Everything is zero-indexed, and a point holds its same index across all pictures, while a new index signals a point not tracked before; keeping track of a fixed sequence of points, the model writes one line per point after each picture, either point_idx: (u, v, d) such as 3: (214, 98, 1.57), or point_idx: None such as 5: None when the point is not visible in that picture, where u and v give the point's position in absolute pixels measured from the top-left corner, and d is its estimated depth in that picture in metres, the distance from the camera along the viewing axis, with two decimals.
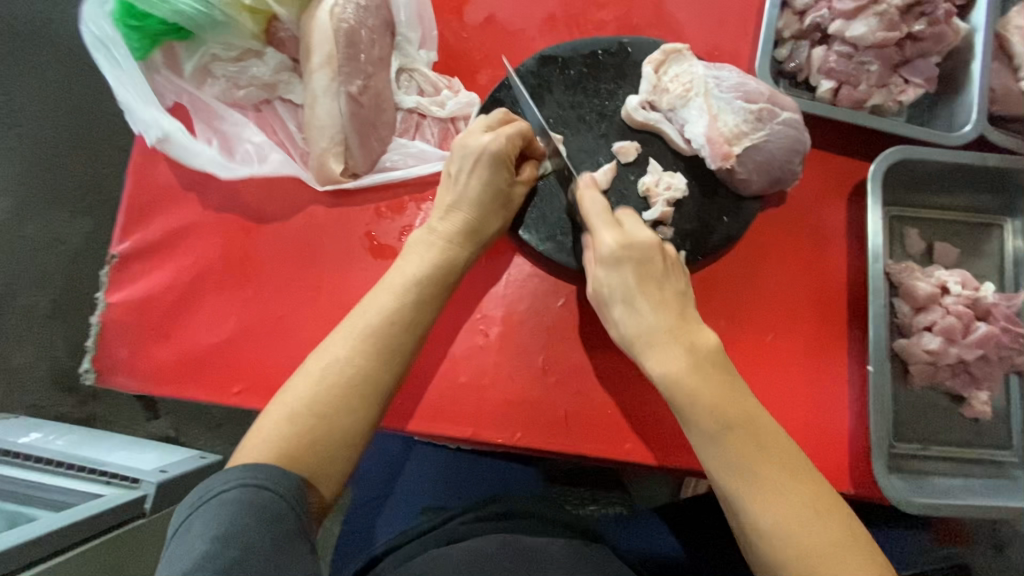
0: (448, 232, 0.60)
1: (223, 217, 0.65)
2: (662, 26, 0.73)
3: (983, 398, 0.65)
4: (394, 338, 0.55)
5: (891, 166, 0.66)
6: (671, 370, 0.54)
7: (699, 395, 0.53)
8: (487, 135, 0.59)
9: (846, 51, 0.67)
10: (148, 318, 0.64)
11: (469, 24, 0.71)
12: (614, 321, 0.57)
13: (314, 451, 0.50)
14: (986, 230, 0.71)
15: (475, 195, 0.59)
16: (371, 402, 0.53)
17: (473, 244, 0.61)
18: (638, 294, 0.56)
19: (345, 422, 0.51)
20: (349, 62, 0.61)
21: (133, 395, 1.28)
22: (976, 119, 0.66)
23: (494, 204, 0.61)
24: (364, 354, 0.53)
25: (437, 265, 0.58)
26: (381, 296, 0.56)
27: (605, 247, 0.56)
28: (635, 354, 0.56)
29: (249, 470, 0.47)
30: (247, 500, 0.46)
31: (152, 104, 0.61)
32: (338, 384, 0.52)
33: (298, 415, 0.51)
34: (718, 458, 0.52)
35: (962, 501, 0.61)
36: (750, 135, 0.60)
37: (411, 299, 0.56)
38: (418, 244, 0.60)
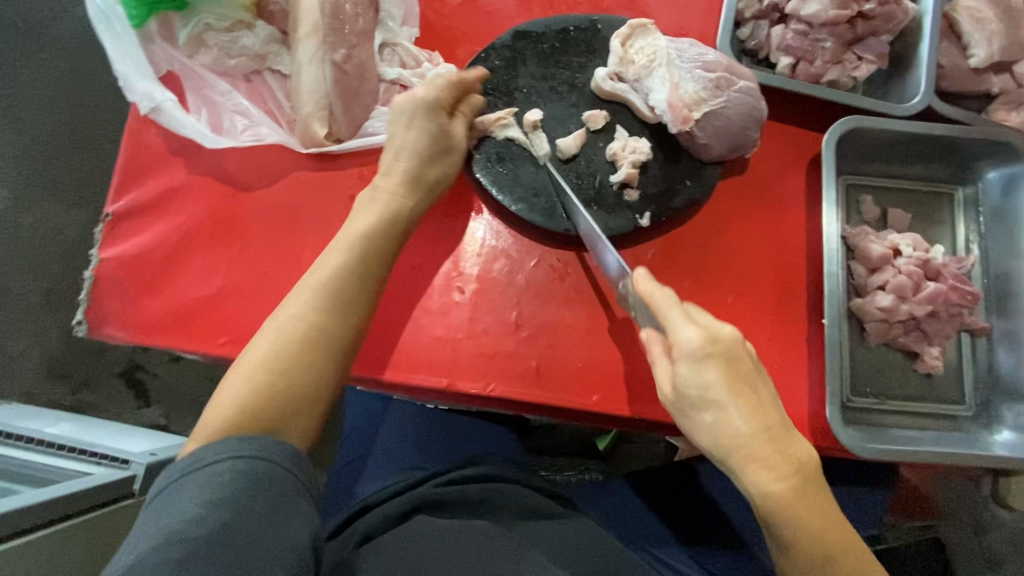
0: (391, 187, 0.64)
1: (212, 180, 0.69)
2: (631, 8, 0.77)
3: (934, 353, 0.68)
4: (344, 295, 0.58)
5: (845, 136, 0.70)
6: (771, 487, 0.53)
7: (805, 518, 0.53)
8: (416, 88, 0.64)
9: (802, 29, 0.72)
10: (140, 275, 0.67)
11: (448, 3, 0.75)
12: (697, 427, 0.55)
13: (271, 405, 0.53)
14: (938, 199, 0.75)
15: (413, 145, 0.64)
16: (328, 354, 0.57)
17: (419, 193, 0.64)
18: (733, 401, 0.53)
19: (298, 375, 0.55)
20: (334, 32, 0.66)
21: (124, 383, 1.30)
22: (925, 91, 0.71)
23: (433, 154, 0.64)
24: (320, 309, 0.57)
25: (386, 222, 0.62)
26: (329, 260, 0.60)
27: (693, 346, 0.54)
28: (733, 467, 0.54)
29: (243, 441, 0.50)
30: (242, 467, 0.49)
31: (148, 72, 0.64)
32: (292, 338, 0.56)
33: (254, 373, 0.54)
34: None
35: (915, 448, 0.64)
36: (708, 102, 0.64)
37: (359, 255, 0.60)
38: (365, 200, 0.64)
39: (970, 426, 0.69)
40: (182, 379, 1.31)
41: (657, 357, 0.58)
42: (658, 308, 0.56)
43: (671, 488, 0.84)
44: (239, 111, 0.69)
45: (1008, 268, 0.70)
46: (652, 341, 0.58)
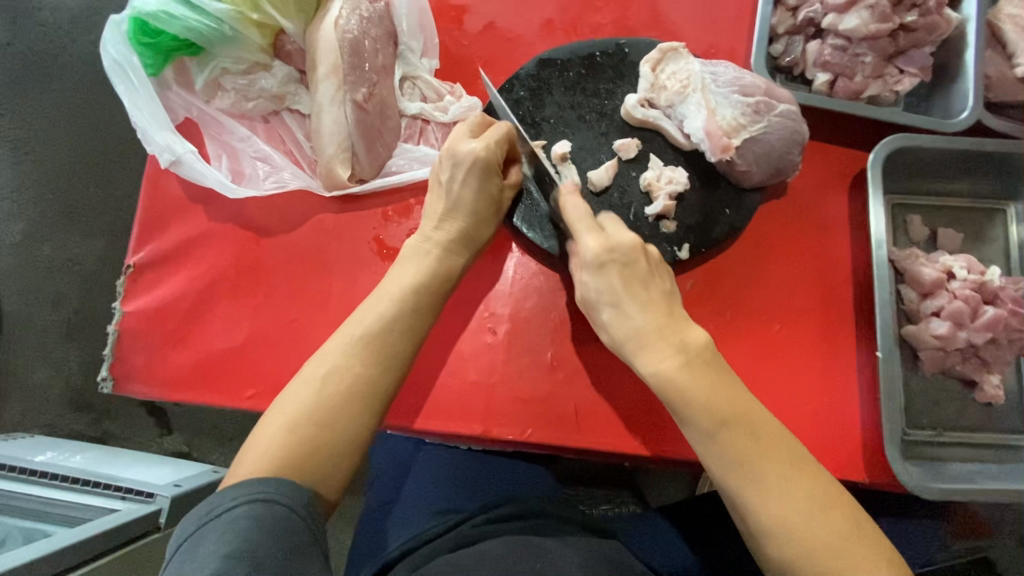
0: (443, 240, 0.60)
1: (234, 226, 0.67)
2: (658, 26, 0.74)
3: (995, 382, 0.65)
4: (388, 347, 0.55)
5: (891, 154, 0.66)
6: (663, 372, 0.52)
7: (695, 395, 0.50)
8: (476, 141, 0.59)
9: (841, 44, 0.68)
10: (163, 326, 0.65)
11: (468, 32, 0.73)
12: (602, 325, 0.56)
13: (318, 456, 0.50)
14: (990, 215, 0.71)
15: (470, 203, 0.60)
16: (367, 410, 0.53)
17: (468, 249, 0.62)
18: (622, 294, 0.54)
19: (344, 426, 0.52)
20: (354, 71, 0.64)
21: (145, 412, 1.29)
22: (973, 106, 0.67)
23: (486, 211, 0.61)
24: (365, 361, 0.54)
25: (432, 271, 0.59)
26: (371, 308, 0.57)
27: (589, 252, 0.54)
28: (627, 355, 0.54)
29: (263, 484, 0.47)
30: (262, 513, 0.45)
31: (166, 125, 0.62)
32: (337, 394, 0.52)
33: (297, 428, 0.50)
34: (722, 474, 0.50)
35: (981, 486, 0.61)
36: (748, 128, 0.61)
37: (405, 302, 0.57)
38: (413, 252, 0.60)
39: None
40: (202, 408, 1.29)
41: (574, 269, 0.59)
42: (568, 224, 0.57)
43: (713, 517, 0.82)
44: (260, 156, 0.67)
45: None
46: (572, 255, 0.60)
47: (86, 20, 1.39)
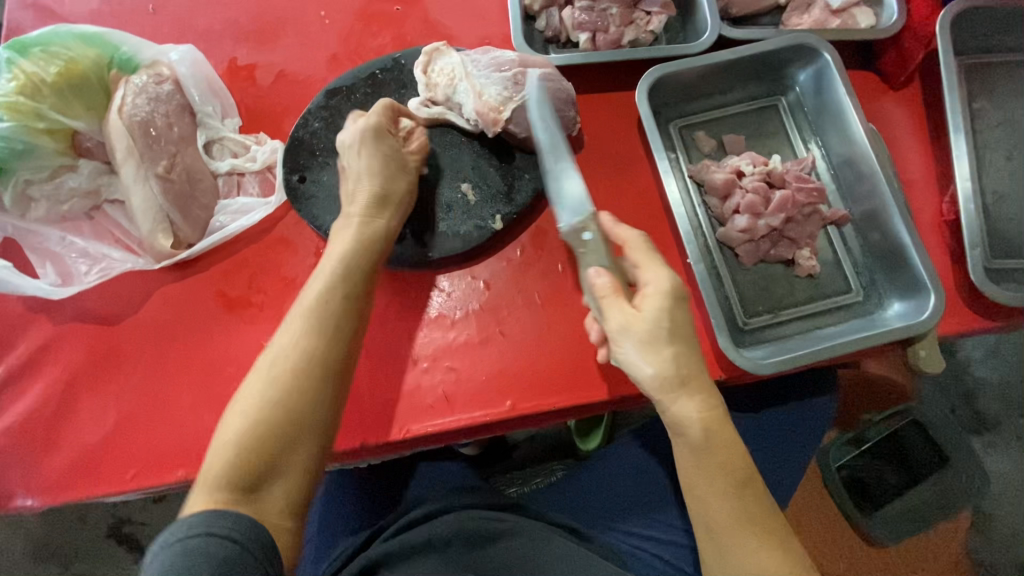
0: (362, 209, 0.64)
1: (82, 322, 0.69)
2: (433, 33, 0.81)
3: (806, 255, 0.71)
4: (330, 317, 0.58)
5: (656, 84, 0.73)
6: (699, 415, 0.55)
7: (724, 449, 0.56)
8: (360, 120, 0.66)
9: (587, 5, 0.76)
10: (31, 437, 0.66)
11: (262, 85, 0.78)
12: (646, 351, 0.55)
13: (275, 438, 0.53)
14: (767, 111, 0.78)
15: (371, 166, 0.64)
16: (319, 381, 0.56)
17: (389, 209, 0.65)
18: (676, 339, 0.56)
19: (308, 407, 0.54)
20: (149, 148, 0.68)
21: (114, 541, 1.24)
22: (712, 24, 0.74)
23: (394, 168, 0.66)
24: (317, 335, 0.57)
25: (365, 241, 0.63)
26: (313, 292, 0.59)
27: (665, 282, 0.57)
28: (670, 395, 0.56)
29: (217, 516, 0.48)
30: (217, 551, 0.46)
31: None
32: (304, 353, 0.56)
33: (271, 380, 0.55)
34: (718, 512, 0.56)
35: (819, 347, 0.66)
36: (514, 98, 0.68)
37: (335, 279, 0.60)
38: (339, 230, 0.64)
39: (861, 309, 0.72)
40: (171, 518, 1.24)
41: (609, 308, 0.56)
42: (631, 251, 0.60)
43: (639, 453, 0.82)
44: (88, 250, 0.70)
45: (844, 155, 0.74)
46: (598, 283, 0.57)
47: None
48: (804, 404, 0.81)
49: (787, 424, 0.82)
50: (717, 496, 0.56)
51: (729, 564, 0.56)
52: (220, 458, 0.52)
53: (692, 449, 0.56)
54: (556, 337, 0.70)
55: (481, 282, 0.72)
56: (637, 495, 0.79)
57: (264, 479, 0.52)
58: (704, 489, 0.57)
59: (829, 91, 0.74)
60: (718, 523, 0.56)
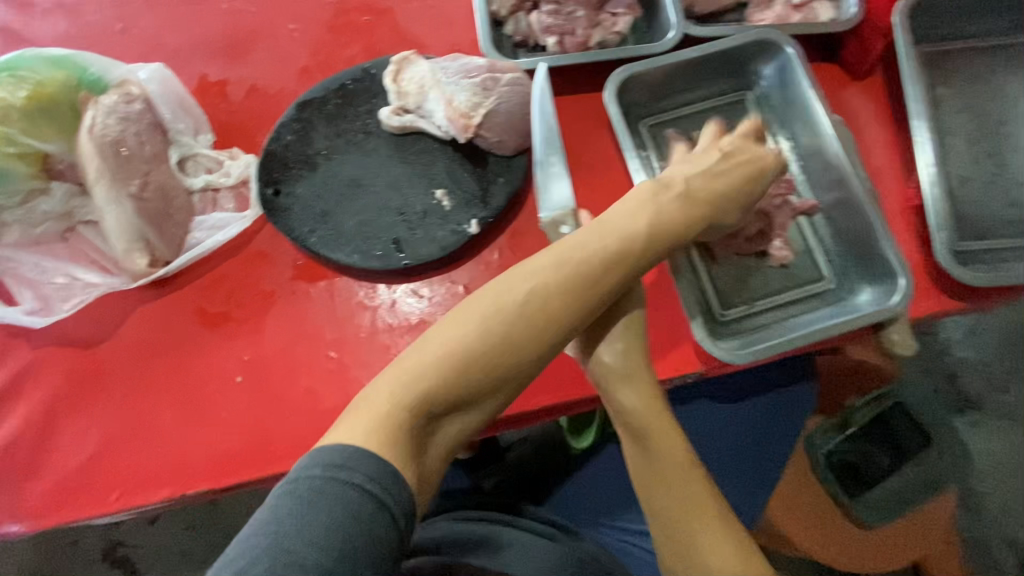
0: (654, 224, 0.59)
1: (61, 345, 0.69)
2: (403, 41, 0.81)
3: (778, 245, 0.72)
4: (541, 312, 0.53)
5: (626, 84, 0.74)
6: (638, 404, 0.59)
7: (660, 438, 0.58)
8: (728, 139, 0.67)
9: (553, 10, 0.77)
10: (13, 463, 0.66)
11: (234, 99, 0.78)
12: (601, 344, 0.61)
13: (438, 389, 0.50)
14: (735, 106, 0.80)
15: (691, 194, 0.62)
16: (483, 368, 0.52)
17: (655, 247, 0.59)
18: (630, 336, 0.61)
19: (452, 392, 0.51)
20: (121, 168, 0.68)
21: (108, 565, 1.23)
22: (676, 23, 0.76)
23: (695, 212, 0.62)
24: (493, 331, 0.52)
25: (585, 266, 0.55)
26: (585, 236, 0.57)
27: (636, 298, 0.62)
28: (608, 386, 0.61)
29: (374, 463, 0.44)
30: (363, 508, 0.42)
31: None
32: (514, 313, 0.53)
33: (477, 334, 0.52)
34: (664, 499, 0.57)
35: (794, 335, 0.67)
36: (482, 104, 0.68)
37: (564, 270, 0.55)
38: (632, 204, 0.60)
39: (834, 296, 0.73)
40: (166, 537, 1.23)
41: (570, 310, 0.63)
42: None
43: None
44: (65, 273, 0.69)
45: (812, 145, 0.75)
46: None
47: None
48: (783, 395, 0.83)
49: (770, 414, 0.83)
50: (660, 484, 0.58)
51: (678, 549, 0.57)
52: (410, 380, 0.50)
53: (630, 433, 0.60)
54: None
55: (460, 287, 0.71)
56: (618, 493, 0.82)
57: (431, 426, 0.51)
58: (651, 480, 0.58)
59: (794, 83, 0.75)
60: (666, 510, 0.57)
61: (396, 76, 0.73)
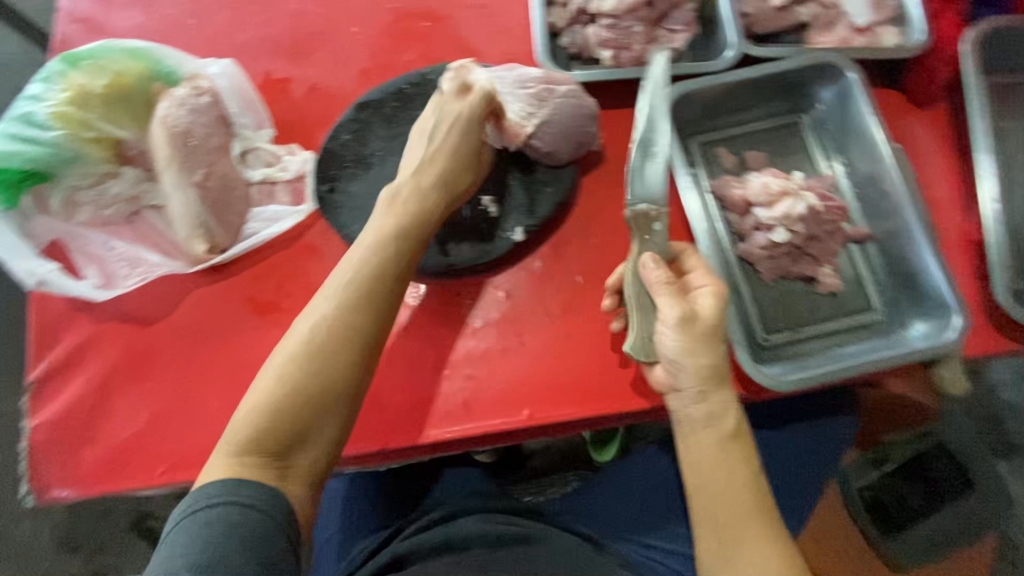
0: (425, 182, 0.66)
1: (120, 321, 0.72)
2: (459, 48, 0.83)
3: (827, 272, 0.71)
4: (351, 340, 0.58)
5: (679, 102, 0.74)
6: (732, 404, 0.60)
7: (742, 438, 0.60)
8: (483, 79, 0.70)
9: (611, 22, 0.77)
10: (69, 430, 0.69)
11: (295, 97, 0.81)
12: (703, 344, 0.59)
13: (303, 409, 0.55)
14: (789, 128, 0.78)
15: (449, 150, 0.67)
16: (345, 365, 0.57)
17: (450, 195, 0.67)
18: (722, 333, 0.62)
19: (339, 383, 0.57)
20: (189, 157, 0.71)
21: (138, 535, 1.28)
22: (734, 43, 0.75)
23: (465, 163, 0.68)
24: (353, 313, 0.59)
25: (409, 220, 0.64)
26: (360, 253, 0.62)
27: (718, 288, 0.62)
28: (714, 388, 0.60)
29: (234, 486, 0.52)
30: (230, 517, 0.50)
31: (28, 254, 0.69)
32: (341, 336, 0.58)
33: (299, 361, 0.56)
34: (736, 501, 0.58)
35: (839, 365, 0.66)
36: (536, 115, 0.69)
37: (343, 301, 0.59)
38: (384, 208, 0.65)
39: (884, 328, 0.71)
40: None
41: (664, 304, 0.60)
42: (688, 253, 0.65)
43: (655, 469, 0.82)
44: (127, 253, 0.73)
45: (868, 173, 0.74)
46: (654, 276, 0.60)
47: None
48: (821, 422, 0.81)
49: (805, 442, 0.81)
50: (733, 487, 0.59)
51: (740, 554, 0.57)
52: (243, 425, 0.55)
53: (713, 434, 0.60)
54: (573, 348, 0.71)
55: (500, 292, 0.73)
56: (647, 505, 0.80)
57: (301, 441, 0.55)
58: (720, 480, 0.59)
59: (853, 108, 0.74)
60: (733, 511, 0.58)
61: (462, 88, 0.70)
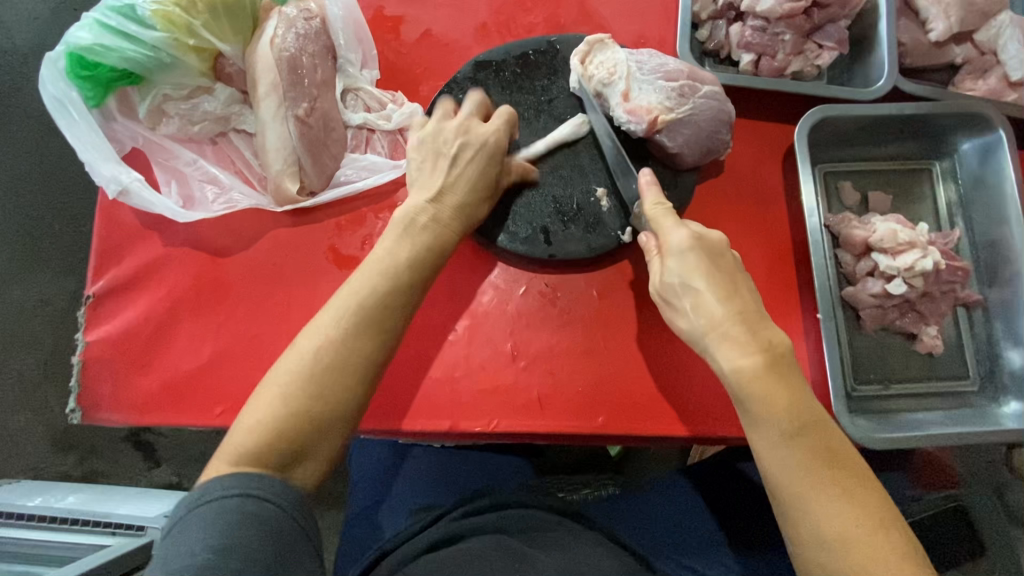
0: (441, 215, 0.61)
1: (191, 248, 0.68)
2: (588, 20, 0.77)
3: (933, 332, 0.68)
4: (354, 359, 0.54)
5: (815, 126, 0.70)
6: (737, 362, 0.52)
7: (767, 395, 0.51)
8: (485, 128, 0.63)
9: (760, 24, 0.71)
10: (126, 352, 0.66)
11: (406, 40, 0.75)
12: (692, 305, 0.54)
13: (306, 429, 0.52)
14: (917, 174, 0.74)
15: (469, 182, 0.62)
16: (350, 384, 0.54)
17: (462, 229, 0.62)
18: (715, 282, 0.54)
19: (342, 403, 0.53)
20: (293, 87, 0.65)
21: (131, 445, 1.20)
22: (888, 73, 0.70)
23: (482, 195, 0.63)
24: (355, 335, 0.55)
25: (426, 252, 0.59)
26: (363, 278, 0.57)
27: (678, 241, 0.56)
28: (708, 349, 0.54)
29: (249, 479, 0.49)
30: (244, 509, 0.47)
31: (110, 160, 0.63)
32: (341, 362, 0.54)
33: (289, 394, 0.52)
34: (773, 462, 0.51)
35: (926, 431, 0.64)
36: (676, 110, 0.64)
37: (352, 323, 0.55)
38: (402, 227, 0.60)
39: (976, 400, 0.69)
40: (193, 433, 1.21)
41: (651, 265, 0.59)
42: (651, 215, 0.59)
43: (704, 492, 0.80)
44: (208, 177, 0.68)
45: (994, 236, 0.70)
46: (648, 245, 0.60)
47: (37, 21, 1.27)
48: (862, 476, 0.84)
49: None
50: (770, 448, 0.51)
51: (797, 521, 0.50)
52: (244, 446, 0.50)
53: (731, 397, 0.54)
54: (659, 360, 0.68)
55: (593, 291, 0.70)
56: (693, 527, 0.78)
57: (300, 457, 0.52)
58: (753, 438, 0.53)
59: (996, 166, 0.69)
60: (779, 488, 0.51)
61: (485, 114, 0.66)
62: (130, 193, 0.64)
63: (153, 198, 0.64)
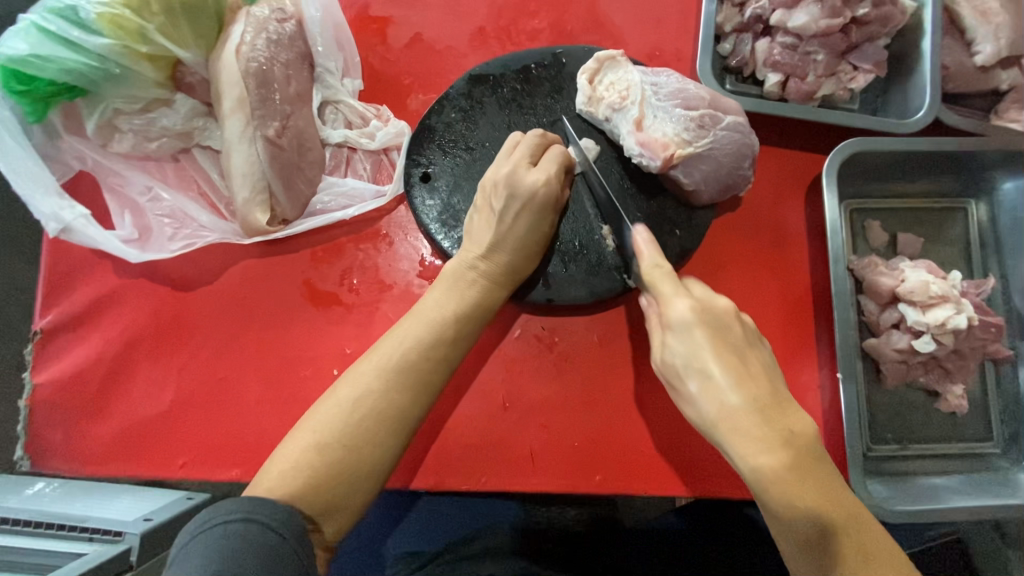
0: (489, 271, 0.56)
1: (150, 282, 0.62)
2: (598, 27, 0.69)
3: (958, 391, 0.63)
4: (391, 419, 0.50)
5: (847, 160, 0.63)
6: (758, 456, 0.45)
7: (796, 496, 0.44)
8: (535, 176, 0.55)
9: (790, 42, 0.64)
10: (79, 397, 0.60)
11: (393, 46, 0.67)
12: (699, 385, 0.48)
13: (338, 482, 0.47)
14: (951, 215, 0.68)
15: (519, 238, 0.55)
16: (390, 440, 0.49)
17: (511, 284, 0.57)
18: (725, 360, 0.47)
19: (380, 462, 0.49)
20: (262, 104, 0.57)
21: None
22: (930, 104, 0.63)
23: (535, 247, 0.57)
24: (396, 388, 0.50)
25: (472, 304, 0.55)
26: (415, 324, 0.53)
27: (678, 312, 0.49)
28: (719, 441, 0.47)
29: (256, 505, 0.42)
30: (250, 537, 0.40)
31: (50, 193, 0.56)
32: (381, 413, 0.49)
33: (325, 446, 0.47)
34: (808, 569, 0.45)
35: (945, 502, 0.59)
36: (694, 143, 0.57)
37: (396, 375, 0.51)
38: (453, 276, 0.56)
39: (1000, 464, 0.64)
40: None
41: (652, 333, 0.53)
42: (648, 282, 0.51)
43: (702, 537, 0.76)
44: (167, 201, 0.61)
45: None
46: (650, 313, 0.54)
47: None
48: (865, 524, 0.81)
49: None
50: (802, 556, 0.46)
51: None
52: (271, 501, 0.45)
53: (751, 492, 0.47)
54: (662, 415, 0.63)
55: (594, 337, 0.64)
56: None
57: (328, 512, 0.47)
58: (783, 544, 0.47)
59: None
60: None
61: (537, 152, 0.57)
62: (75, 231, 0.57)
63: (104, 237, 0.58)
